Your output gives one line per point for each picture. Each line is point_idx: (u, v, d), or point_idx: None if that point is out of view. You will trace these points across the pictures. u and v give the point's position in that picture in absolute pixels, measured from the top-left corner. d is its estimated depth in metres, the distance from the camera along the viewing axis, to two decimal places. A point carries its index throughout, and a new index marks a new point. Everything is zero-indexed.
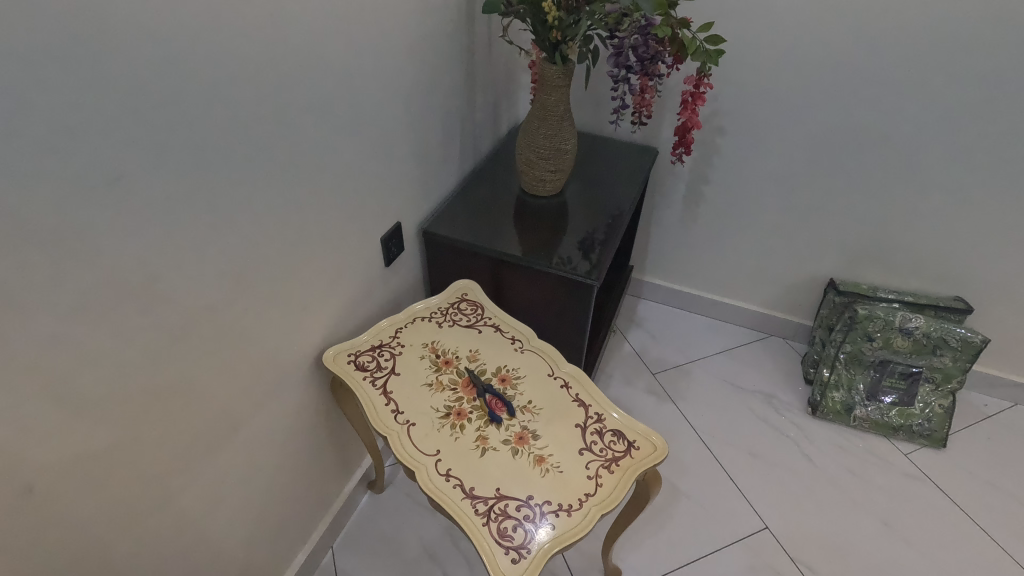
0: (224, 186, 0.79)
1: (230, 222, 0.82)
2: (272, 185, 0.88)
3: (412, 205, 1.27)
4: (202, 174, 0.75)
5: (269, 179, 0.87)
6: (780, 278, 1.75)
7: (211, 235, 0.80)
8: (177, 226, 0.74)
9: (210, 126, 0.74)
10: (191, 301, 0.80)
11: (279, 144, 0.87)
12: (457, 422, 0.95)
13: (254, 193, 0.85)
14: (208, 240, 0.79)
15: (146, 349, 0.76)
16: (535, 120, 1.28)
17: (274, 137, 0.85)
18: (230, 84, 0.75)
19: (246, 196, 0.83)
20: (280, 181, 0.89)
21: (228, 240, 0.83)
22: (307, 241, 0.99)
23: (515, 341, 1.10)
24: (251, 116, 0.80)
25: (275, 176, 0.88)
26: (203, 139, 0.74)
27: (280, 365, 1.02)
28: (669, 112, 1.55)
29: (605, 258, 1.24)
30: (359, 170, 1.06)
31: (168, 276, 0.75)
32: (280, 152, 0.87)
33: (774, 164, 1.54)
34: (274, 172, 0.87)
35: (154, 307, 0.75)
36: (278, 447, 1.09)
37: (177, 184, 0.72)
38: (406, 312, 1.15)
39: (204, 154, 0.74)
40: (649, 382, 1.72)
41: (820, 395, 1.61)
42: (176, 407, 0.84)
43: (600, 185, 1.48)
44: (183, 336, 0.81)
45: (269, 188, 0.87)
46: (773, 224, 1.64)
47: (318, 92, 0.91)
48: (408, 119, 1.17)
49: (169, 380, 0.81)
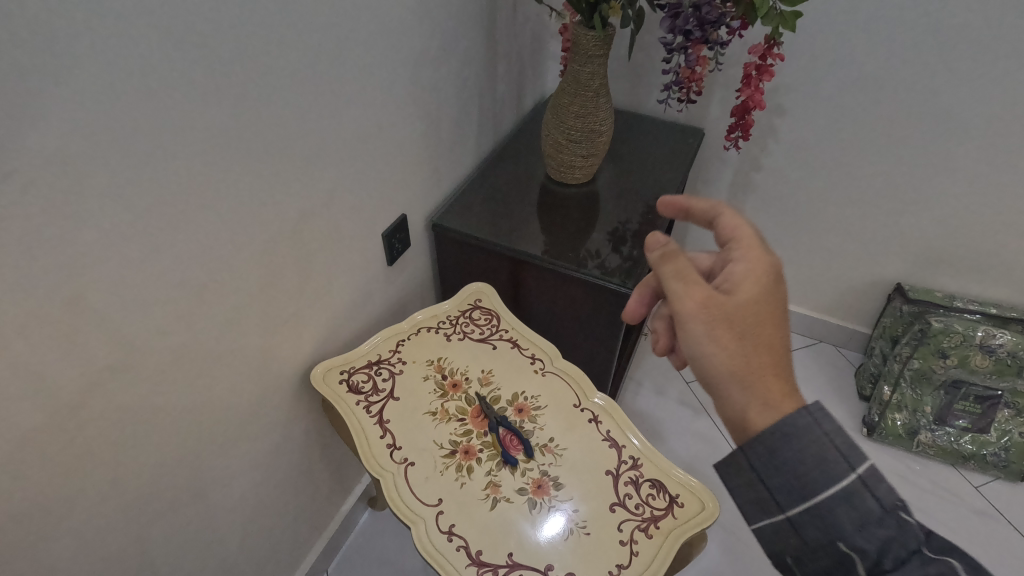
0: (178, 177, 0.62)
1: (193, 220, 0.65)
2: (248, 174, 0.70)
3: (419, 193, 1.10)
4: (147, 159, 0.58)
5: (241, 167, 0.69)
6: (836, 278, 1.54)
7: (165, 238, 0.63)
8: (118, 228, 0.57)
9: (153, 95, 0.56)
10: (144, 323, 0.64)
11: (254, 120, 0.69)
12: (463, 462, 0.80)
13: (221, 183, 0.67)
14: (160, 244, 0.62)
15: (85, 382, 0.60)
16: (565, 97, 1.09)
17: (254, 121, 0.69)
18: (190, 42, 0.58)
19: (211, 188, 0.66)
20: (256, 168, 0.72)
21: (188, 243, 0.65)
22: (293, 239, 0.82)
23: (535, 361, 0.94)
24: (216, 83, 0.62)
25: (250, 161, 0.70)
26: (142, 112, 0.56)
27: (262, 385, 0.87)
28: (720, 88, 1.35)
29: (642, 261, 1.07)
30: (356, 154, 0.89)
31: (107, 295, 0.59)
32: (255, 131, 0.69)
33: (841, 152, 1.34)
34: (249, 156, 0.70)
35: (91, 334, 0.59)
36: (263, 475, 0.95)
37: (106, 173, 0.54)
38: (411, 322, 1.00)
39: (149, 135, 0.57)
40: (682, 391, 1.55)
41: (878, 415, 1.42)
42: (129, 448, 0.68)
43: (637, 173, 1.30)
44: (132, 365, 0.64)
45: (242, 177, 0.70)
46: (834, 219, 1.44)
47: (305, 59, 0.74)
48: (416, 91, 0.99)
49: (122, 417, 0.65)
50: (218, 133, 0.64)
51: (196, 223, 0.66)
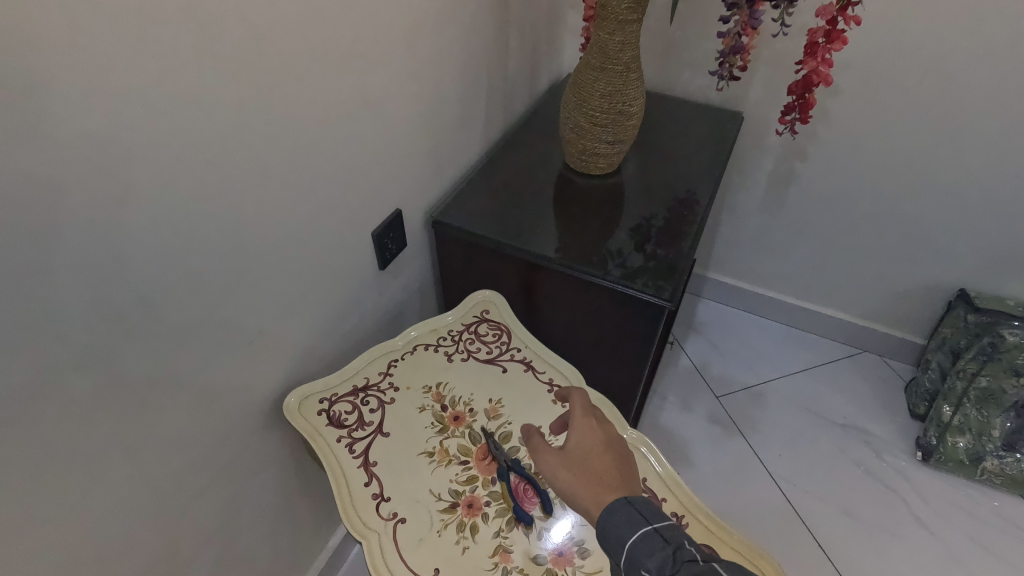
0: (74, 155, 0.46)
1: (105, 216, 0.49)
2: (188, 155, 0.55)
3: (417, 184, 0.94)
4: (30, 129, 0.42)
5: (176, 147, 0.53)
6: (887, 282, 1.37)
7: (62, 242, 0.47)
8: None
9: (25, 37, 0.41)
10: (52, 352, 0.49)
11: (195, 84, 0.53)
12: (466, 519, 0.65)
13: (146, 167, 0.51)
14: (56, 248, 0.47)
15: None
16: (589, 73, 0.92)
17: (199, 90, 0.54)
18: None
19: (128, 174, 0.50)
20: (200, 148, 0.56)
21: (102, 247, 0.50)
22: (258, 239, 0.67)
23: (553, 388, 0.79)
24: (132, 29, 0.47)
25: (192, 139, 0.55)
26: (7, 59, 0.40)
27: (227, 418, 0.72)
28: (763, 65, 1.18)
29: (679, 265, 0.90)
30: (339, 136, 0.74)
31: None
32: (197, 99, 0.54)
33: (902, 138, 1.17)
34: (190, 134, 0.54)
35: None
36: (234, 522, 0.80)
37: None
38: (406, 338, 0.85)
39: (21, 94, 0.41)
40: (712, 407, 1.39)
41: (936, 437, 1.26)
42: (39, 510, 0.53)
43: (669, 163, 1.13)
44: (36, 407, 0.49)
45: (179, 158, 0.54)
46: (888, 215, 1.28)
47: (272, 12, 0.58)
48: (415, 61, 0.83)
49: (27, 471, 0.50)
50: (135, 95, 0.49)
51: (109, 221, 0.50)
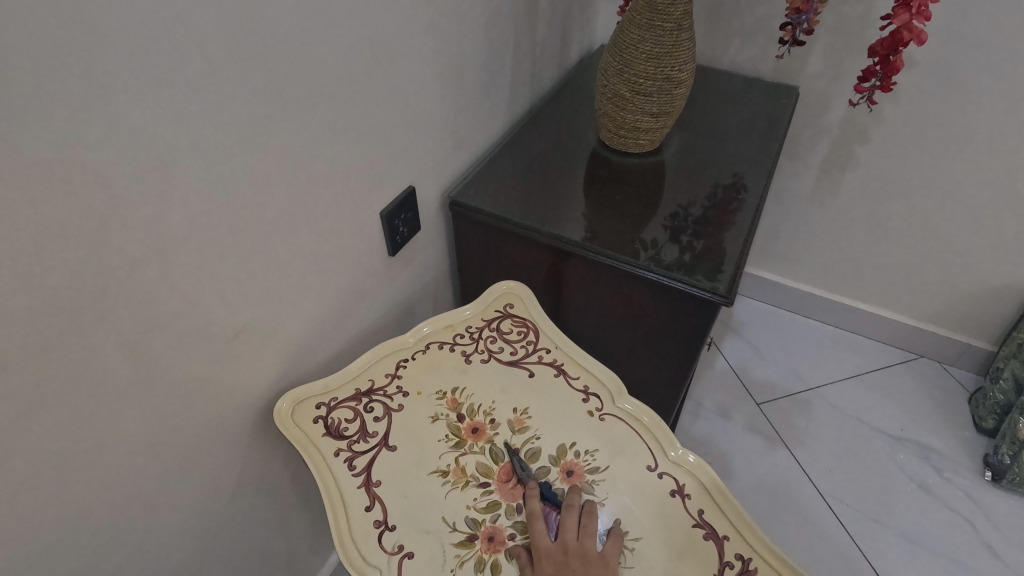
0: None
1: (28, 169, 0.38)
2: (148, 96, 0.43)
3: (434, 158, 0.83)
4: None
5: (129, 81, 0.41)
6: (954, 280, 1.23)
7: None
8: None
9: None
10: None
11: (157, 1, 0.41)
12: (487, 557, 0.54)
13: (94, 106, 0.40)
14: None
15: None
16: (634, 33, 0.80)
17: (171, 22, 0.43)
18: None
19: (60, 112, 0.38)
20: (163, 89, 0.44)
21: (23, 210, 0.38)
22: (245, 213, 0.55)
23: (589, 397, 0.67)
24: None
25: (150, 74, 0.42)
26: None
27: (209, 426, 0.61)
28: (826, 33, 1.05)
29: (735, 255, 0.78)
30: (344, 92, 0.62)
31: None
32: (157, 18, 0.42)
33: (984, 117, 1.03)
34: (148, 65, 0.42)
35: None
36: (216, 545, 0.69)
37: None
38: (417, 335, 0.74)
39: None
40: (753, 415, 1.27)
41: (1009, 456, 1.12)
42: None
43: (716, 141, 1.01)
44: None
45: (135, 98, 0.42)
46: (961, 205, 1.14)
47: None
48: (434, 12, 0.71)
49: None
50: (74, 9, 0.37)
51: (36, 170, 0.38)
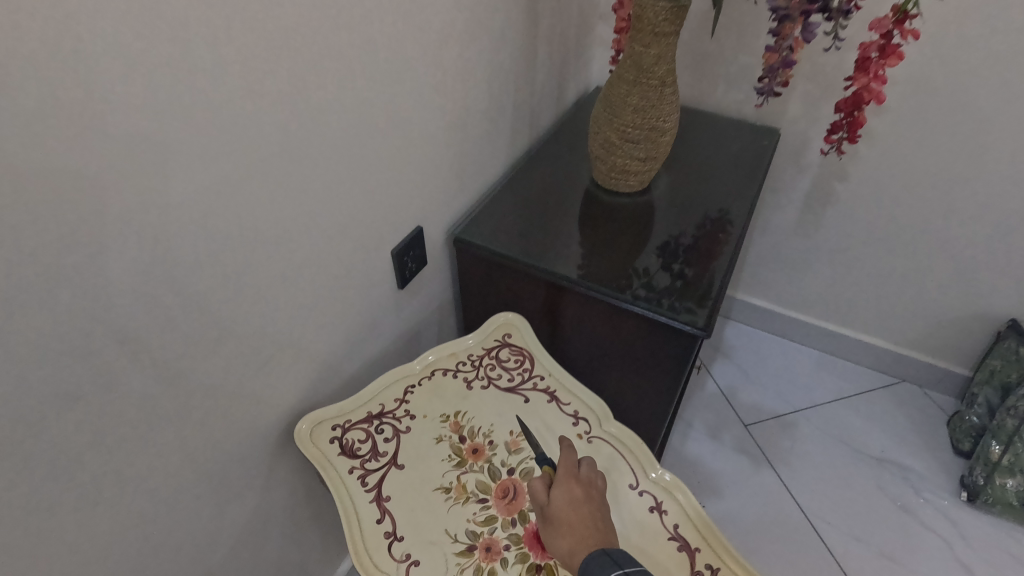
0: (60, 157, 0.41)
1: (99, 230, 0.45)
2: (196, 163, 0.50)
3: (439, 199, 0.91)
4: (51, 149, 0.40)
5: (184, 155, 0.49)
6: (930, 308, 1.30)
7: (43, 253, 0.42)
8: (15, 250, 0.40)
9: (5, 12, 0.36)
10: (61, 373, 0.46)
11: (209, 86, 0.49)
12: (483, 564, 0.61)
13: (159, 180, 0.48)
14: (43, 263, 0.42)
15: None
16: (621, 87, 0.88)
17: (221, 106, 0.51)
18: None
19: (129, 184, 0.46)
20: (210, 156, 0.52)
21: (94, 261, 0.46)
22: (273, 259, 0.63)
23: (578, 422, 0.74)
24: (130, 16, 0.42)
25: (200, 145, 0.50)
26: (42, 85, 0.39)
27: (236, 444, 0.68)
28: (804, 80, 1.13)
29: (715, 289, 0.85)
30: (360, 148, 0.70)
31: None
32: (208, 101, 0.49)
33: (949, 160, 1.11)
34: (198, 140, 0.50)
35: None
36: (238, 553, 0.75)
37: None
38: (423, 362, 0.81)
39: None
40: (740, 436, 1.33)
41: (982, 477, 1.17)
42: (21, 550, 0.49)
43: (702, 180, 1.08)
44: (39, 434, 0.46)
45: (187, 164, 0.50)
46: (933, 239, 1.21)
47: (299, 23, 0.56)
48: (441, 73, 0.80)
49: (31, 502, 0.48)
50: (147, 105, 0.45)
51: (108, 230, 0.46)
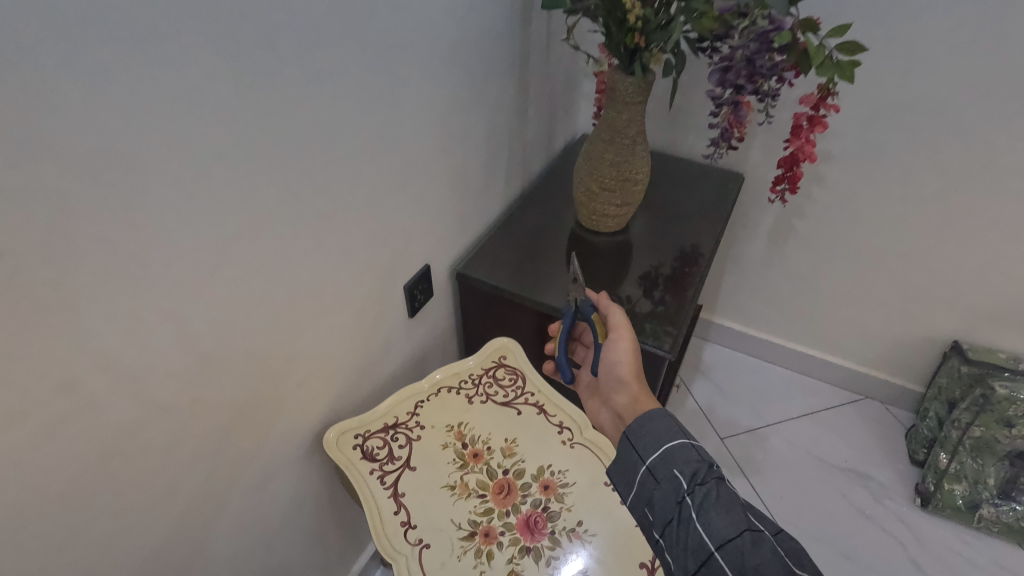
0: (173, 233, 0.55)
1: (192, 282, 0.59)
2: (258, 227, 0.65)
3: (444, 240, 1.05)
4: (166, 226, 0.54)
5: (250, 222, 0.63)
6: (885, 332, 1.45)
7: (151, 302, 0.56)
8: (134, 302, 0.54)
9: (148, 138, 0.50)
10: (155, 393, 0.59)
11: (270, 170, 0.63)
12: (483, 547, 0.74)
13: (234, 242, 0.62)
14: (151, 310, 0.56)
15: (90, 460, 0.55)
16: (600, 145, 1.03)
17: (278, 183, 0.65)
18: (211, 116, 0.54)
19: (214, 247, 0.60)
20: (268, 221, 0.66)
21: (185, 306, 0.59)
22: (310, 298, 0.77)
23: (562, 430, 0.87)
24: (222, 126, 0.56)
25: (262, 213, 0.64)
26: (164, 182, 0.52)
27: (275, 451, 0.81)
28: (762, 132, 1.29)
29: (680, 316, 0.99)
30: (380, 204, 0.85)
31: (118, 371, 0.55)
32: (269, 180, 0.64)
33: (891, 203, 1.26)
34: (261, 210, 0.64)
35: (97, 411, 0.54)
36: (272, 545, 0.88)
37: (76, 235, 0.47)
38: (430, 380, 0.94)
39: (138, 187, 0.50)
40: (717, 449, 1.46)
41: (933, 484, 1.31)
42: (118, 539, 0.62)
43: (674, 219, 1.23)
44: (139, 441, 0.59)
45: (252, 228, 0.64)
46: (883, 271, 1.36)
47: (337, 115, 0.70)
48: (446, 138, 0.95)
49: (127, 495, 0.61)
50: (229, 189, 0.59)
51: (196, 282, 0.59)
